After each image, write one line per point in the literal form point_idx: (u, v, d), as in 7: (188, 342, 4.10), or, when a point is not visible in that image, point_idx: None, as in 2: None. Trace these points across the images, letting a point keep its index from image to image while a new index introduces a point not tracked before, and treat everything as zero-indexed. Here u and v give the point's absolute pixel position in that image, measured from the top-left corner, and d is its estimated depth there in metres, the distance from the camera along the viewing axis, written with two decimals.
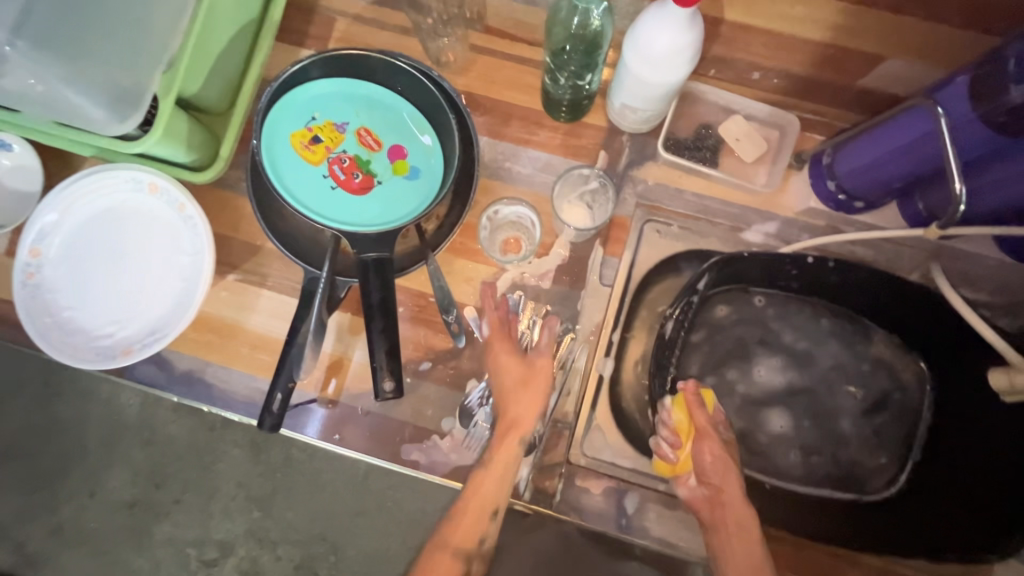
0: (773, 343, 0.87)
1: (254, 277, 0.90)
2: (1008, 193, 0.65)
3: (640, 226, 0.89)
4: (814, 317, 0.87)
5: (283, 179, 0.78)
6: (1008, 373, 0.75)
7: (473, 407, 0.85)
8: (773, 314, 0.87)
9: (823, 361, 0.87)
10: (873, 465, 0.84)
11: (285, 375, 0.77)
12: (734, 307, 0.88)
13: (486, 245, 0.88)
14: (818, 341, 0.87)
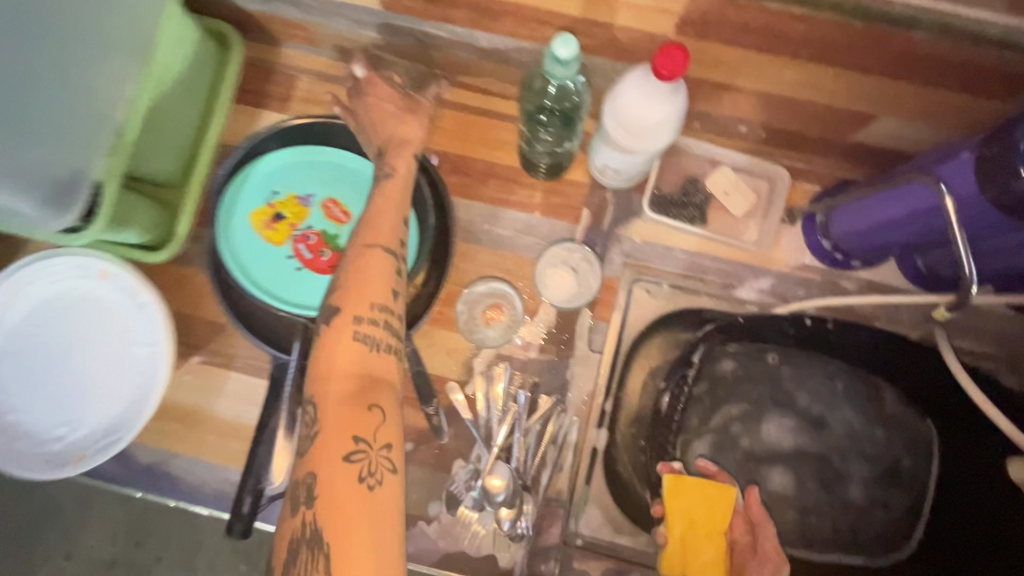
0: (788, 406, 0.83)
1: (220, 358, 0.84)
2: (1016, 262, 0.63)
3: (629, 287, 0.84)
4: (828, 378, 0.83)
5: (247, 266, 0.73)
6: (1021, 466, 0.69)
7: (460, 493, 0.80)
8: (789, 373, 0.82)
9: (835, 426, 0.82)
10: (885, 530, 0.81)
11: (253, 478, 0.72)
12: (740, 366, 0.83)
13: (465, 323, 0.84)
14: (831, 401, 0.83)
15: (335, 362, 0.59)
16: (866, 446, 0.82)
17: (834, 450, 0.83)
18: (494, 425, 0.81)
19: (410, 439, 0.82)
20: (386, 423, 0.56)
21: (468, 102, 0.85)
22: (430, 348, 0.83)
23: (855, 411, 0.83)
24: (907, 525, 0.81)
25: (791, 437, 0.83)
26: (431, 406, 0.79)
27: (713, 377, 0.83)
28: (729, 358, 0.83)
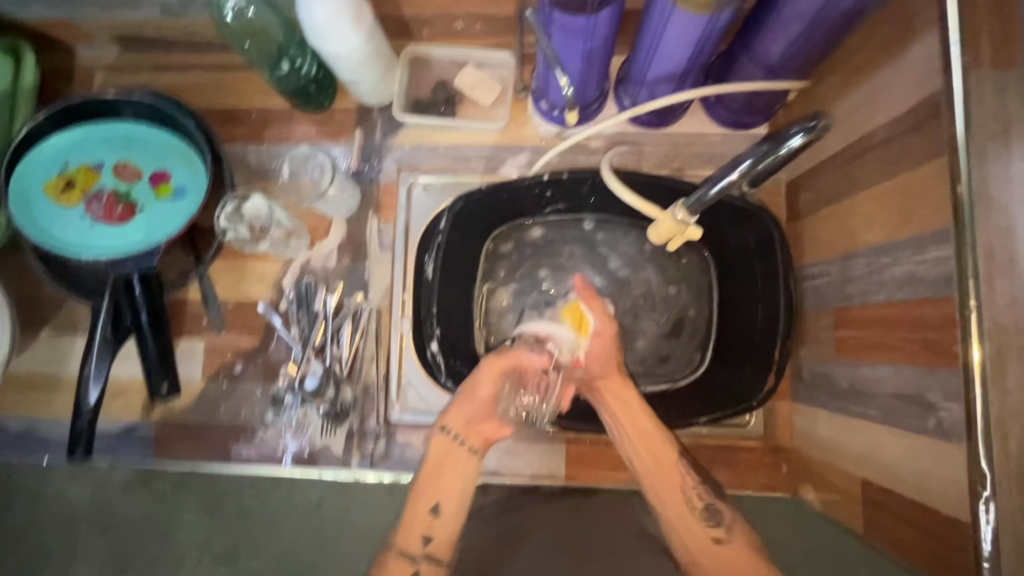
0: (599, 266, 0.91)
1: (66, 327, 0.94)
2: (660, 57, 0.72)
3: (407, 188, 0.93)
4: (639, 240, 0.90)
5: (46, 227, 0.84)
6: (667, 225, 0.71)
7: (283, 395, 0.89)
8: (602, 238, 0.92)
9: (638, 286, 0.90)
10: (671, 361, 0.88)
11: (83, 402, 0.81)
12: (553, 230, 0.92)
13: (237, 242, 0.89)
14: (631, 255, 0.91)
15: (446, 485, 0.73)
16: (669, 289, 0.90)
17: (640, 305, 0.90)
18: (304, 330, 0.90)
19: (239, 360, 0.92)
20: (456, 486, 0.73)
21: (239, 61, 0.96)
22: (243, 278, 0.93)
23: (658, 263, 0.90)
24: (696, 347, 0.87)
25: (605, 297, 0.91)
26: (212, 305, 0.91)
27: (523, 242, 0.92)
28: (541, 227, 0.92)
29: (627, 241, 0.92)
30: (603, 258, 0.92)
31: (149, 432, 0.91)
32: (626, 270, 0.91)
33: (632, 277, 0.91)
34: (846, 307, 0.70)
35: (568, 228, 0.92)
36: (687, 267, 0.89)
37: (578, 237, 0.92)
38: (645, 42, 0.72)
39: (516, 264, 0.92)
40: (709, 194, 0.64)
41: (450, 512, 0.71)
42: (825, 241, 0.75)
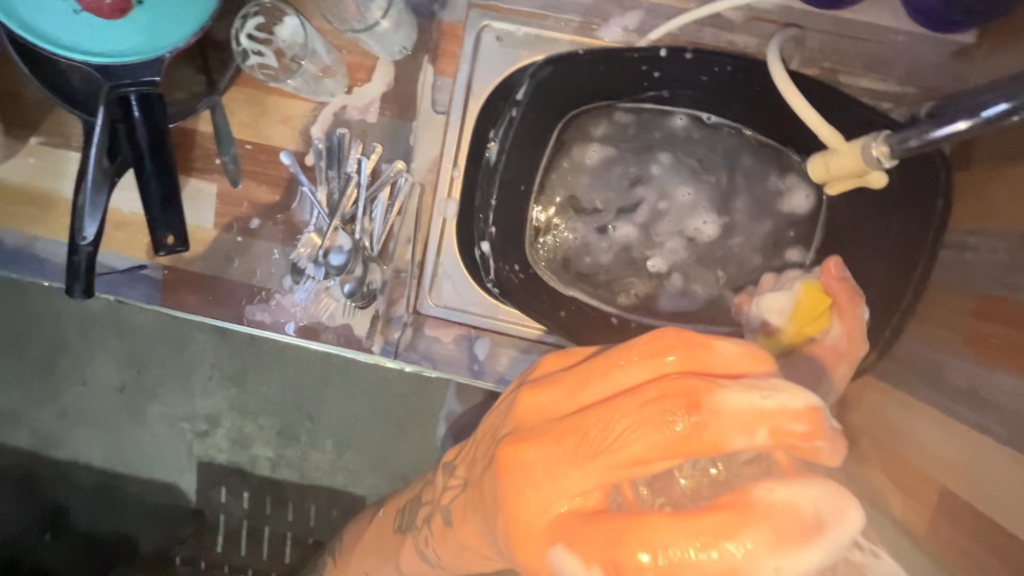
0: (724, 196, 0.75)
1: (58, 139, 0.81)
2: None
3: (476, 34, 0.73)
4: (762, 163, 0.73)
5: (12, 5, 0.64)
6: (826, 159, 0.59)
7: (304, 266, 0.78)
8: (747, 165, 0.74)
9: (741, 230, 0.75)
10: None
11: (76, 234, 0.70)
12: (698, 130, 0.74)
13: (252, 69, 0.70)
14: (757, 186, 0.74)
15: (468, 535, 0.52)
16: (785, 239, 0.74)
17: (740, 244, 0.75)
18: (333, 195, 0.77)
19: (256, 214, 0.80)
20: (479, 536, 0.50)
21: None
22: (264, 115, 0.76)
23: (794, 201, 0.74)
24: None
25: (711, 227, 0.75)
26: (227, 149, 0.76)
27: (654, 130, 0.74)
28: (680, 116, 0.74)
29: (769, 182, 0.74)
30: (732, 181, 0.75)
31: (155, 275, 0.83)
32: (746, 211, 0.75)
33: (748, 222, 0.75)
34: (1004, 298, 0.56)
35: (705, 133, 0.74)
36: (823, 218, 0.73)
37: (715, 144, 0.74)
38: None
39: (618, 148, 0.75)
40: (930, 138, 0.47)
41: (458, 562, 0.56)
42: (999, 208, 0.59)
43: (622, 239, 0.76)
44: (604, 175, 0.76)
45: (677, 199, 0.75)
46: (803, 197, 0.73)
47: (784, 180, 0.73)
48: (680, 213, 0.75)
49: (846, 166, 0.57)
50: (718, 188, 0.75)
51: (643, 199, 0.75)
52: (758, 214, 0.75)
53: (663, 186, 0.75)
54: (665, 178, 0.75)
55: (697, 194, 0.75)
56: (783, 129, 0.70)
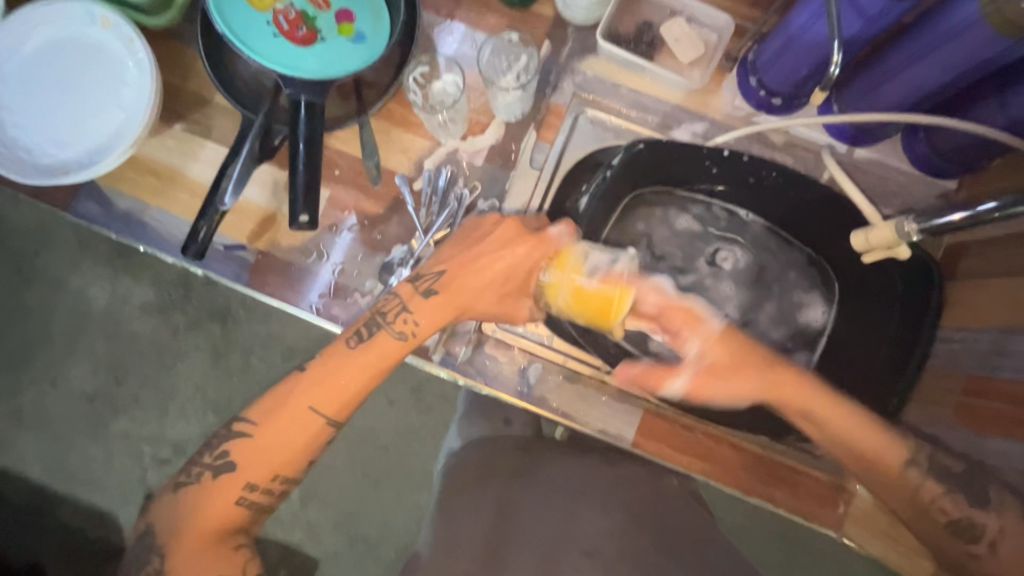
0: (765, 293, 0.89)
1: (199, 129, 0.93)
2: (921, 76, 0.67)
3: (575, 116, 0.91)
4: (799, 268, 0.88)
5: (230, 23, 0.81)
6: (865, 231, 0.75)
7: (394, 265, 0.89)
8: (792, 276, 0.88)
9: (762, 322, 0.88)
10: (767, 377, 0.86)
11: (213, 206, 0.81)
12: (775, 240, 0.89)
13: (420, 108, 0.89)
14: (785, 296, 0.88)
15: (373, 350, 0.72)
16: (800, 338, 0.87)
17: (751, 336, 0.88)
18: (433, 216, 0.89)
19: (358, 221, 0.91)
20: (393, 338, 0.73)
21: None
22: (387, 143, 0.91)
23: (812, 313, 0.87)
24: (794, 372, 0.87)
25: (729, 319, 0.88)
26: (372, 158, 0.88)
27: (719, 222, 0.90)
28: (757, 225, 0.89)
29: (812, 293, 0.87)
30: (768, 286, 0.89)
31: (247, 258, 0.91)
32: (771, 315, 0.88)
33: (768, 324, 0.88)
34: (987, 377, 0.70)
35: (771, 237, 0.89)
36: (831, 337, 0.85)
37: (777, 250, 0.89)
38: (908, 46, 0.66)
39: (702, 227, 0.90)
40: (937, 224, 0.65)
41: (332, 387, 0.70)
42: (985, 312, 0.74)
43: (665, 289, 0.90)
44: (683, 240, 0.90)
45: (716, 288, 0.89)
46: (820, 312, 0.87)
47: (806, 295, 0.87)
48: (718, 297, 0.89)
49: (882, 235, 0.73)
50: (752, 288, 0.89)
51: (697, 272, 0.90)
52: (780, 321, 0.88)
53: (716, 268, 0.90)
54: (718, 264, 0.90)
55: (737, 292, 0.89)
56: (813, 232, 0.86)
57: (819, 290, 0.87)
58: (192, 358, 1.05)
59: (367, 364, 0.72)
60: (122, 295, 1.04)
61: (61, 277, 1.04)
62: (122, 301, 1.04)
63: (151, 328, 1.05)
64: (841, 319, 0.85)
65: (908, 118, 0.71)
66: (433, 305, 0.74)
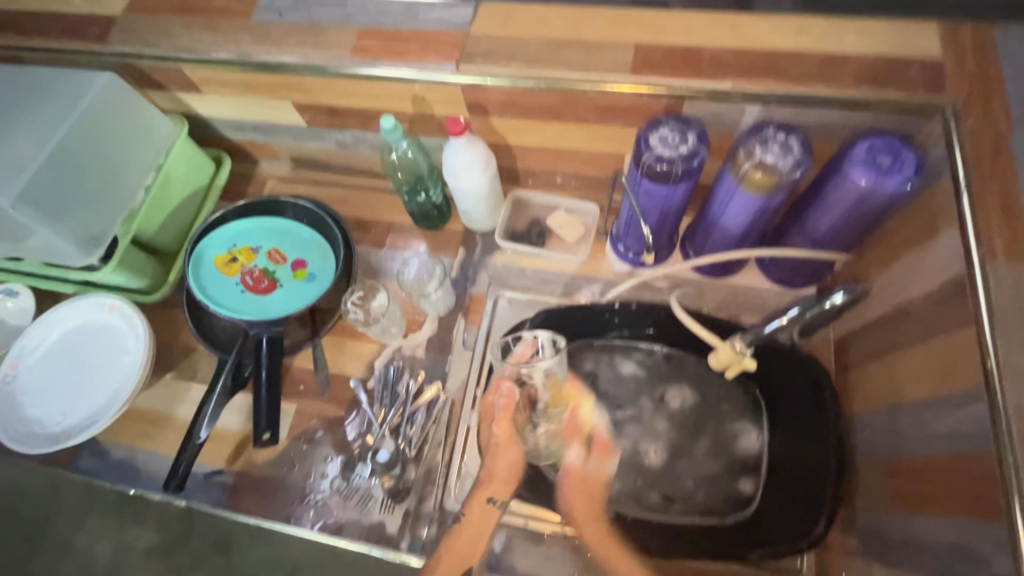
0: (707, 427, 0.94)
1: (186, 373, 1.10)
2: (730, 223, 0.85)
3: (494, 299, 1.09)
4: (731, 394, 0.95)
5: (208, 290, 1.04)
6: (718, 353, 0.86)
7: (357, 461, 0.99)
8: (727, 408, 0.95)
9: (702, 454, 0.93)
10: (715, 506, 0.90)
11: (191, 441, 0.93)
12: (712, 371, 0.96)
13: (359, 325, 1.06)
14: (719, 429, 0.94)
15: (462, 537, 0.87)
16: (738, 467, 0.91)
17: (684, 467, 0.93)
18: (386, 410, 1.01)
19: (322, 426, 1.02)
20: (468, 523, 0.88)
21: (378, 186, 1.19)
22: (341, 353, 1.07)
23: (747, 441, 0.93)
24: (745, 501, 0.89)
25: (658, 456, 0.94)
26: (320, 371, 1.04)
27: (653, 365, 0.98)
28: (694, 362, 0.97)
29: (748, 420, 0.93)
30: (703, 423, 0.95)
31: (227, 481, 1.00)
32: (708, 449, 0.93)
33: (706, 457, 0.93)
34: (896, 458, 0.75)
35: (704, 370, 0.96)
36: (772, 458, 0.90)
37: (710, 382, 0.96)
38: (712, 208, 0.85)
39: (647, 373, 0.98)
40: (764, 332, 0.82)
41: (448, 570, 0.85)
42: (875, 394, 0.82)
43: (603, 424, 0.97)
44: (627, 383, 0.98)
45: (650, 425, 0.96)
46: (754, 437, 0.92)
47: (736, 424, 0.94)
48: (651, 434, 0.95)
49: (727, 349, 0.83)
50: (686, 427, 0.95)
51: (640, 411, 0.97)
52: (716, 455, 0.93)
53: (655, 407, 0.96)
54: (667, 403, 0.96)
55: (671, 430, 0.95)
56: None
57: (749, 417, 0.94)
58: None
59: (470, 536, 0.87)
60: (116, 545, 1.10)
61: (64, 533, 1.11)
62: (125, 552, 1.03)
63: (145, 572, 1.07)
64: (773, 442, 0.91)
65: (739, 253, 0.88)
66: (483, 507, 0.89)
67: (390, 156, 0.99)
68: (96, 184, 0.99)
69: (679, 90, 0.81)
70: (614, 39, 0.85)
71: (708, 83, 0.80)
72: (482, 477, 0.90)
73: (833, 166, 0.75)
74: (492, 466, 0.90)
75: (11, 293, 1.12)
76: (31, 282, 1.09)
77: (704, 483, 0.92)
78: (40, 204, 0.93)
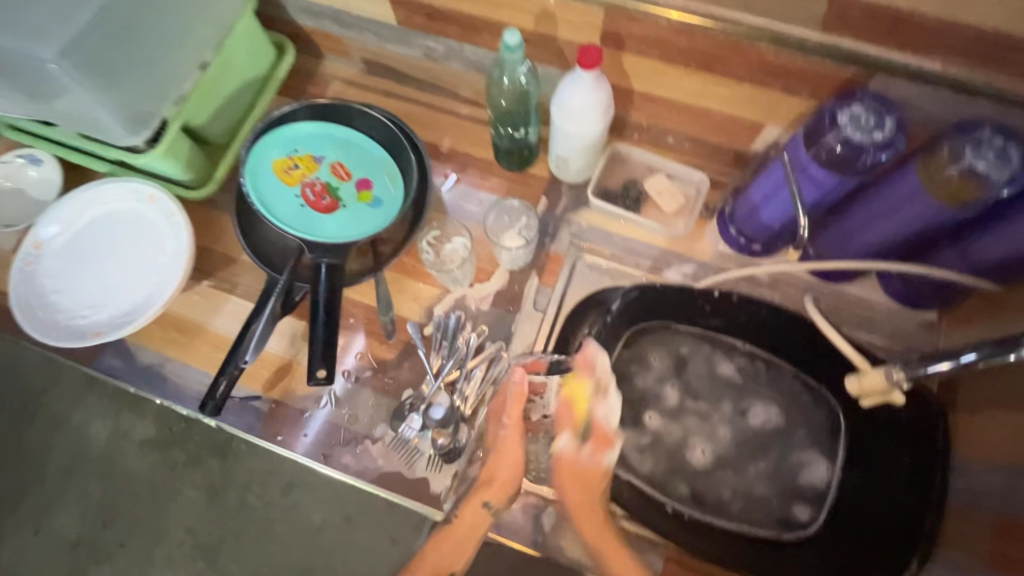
0: (775, 449, 0.88)
1: (225, 284, 0.99)
2: (881, 229, 0.74)
3: (573, 262, 0.99)
4: (815, 417, 0.88)
5: (264, 200, 0.92)
6: (858, 376, 0.80)
7: (406, 412, 0.90)
8: (802, 434, 0.88)
9: (754, 474, 0.88)
10: (766, 522, 0.85)
11: (234, 361, 0.84)
12: (807, 394, 0.88)
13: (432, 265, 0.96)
14: (783, 456, 0.88)
15: (446, 541, 0.83)
16: (792, 497, 0.86)
17: (727, 478, 0.88)
18: (442, 361, 0.93)
19: (370, 367, 0.94)
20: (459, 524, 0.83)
21: (458, 110, 1.05)
22: (399, 293, 0.97)
23: (813, 473, 0.86)
24: (801, 527, 0.84)
25: (704, 456, 0.89)
26: (388, 313, 0.94)
27: (748, 371, 0.90)
28: (789, 376, 0.89)
29: (824, 454, 0.86)
30: (768, 446, 0.89)
31: (263, 408, 0.93)
32: (766, 473, 0.87)
33: (760, 480, 0.87)
34: (1012, 519, 0.68)
35: (798, 385, 0.89)
36: (837, 495, 0.84)
37: (793, 402, 0.89)
38: (865, 208, 0.74)
39: (741, 380, 0.91)
40: (924, 372, 0.72)
41: (425, 574, 0.81)
42: (991, 443, 0.75)
43: (667, 403, 0.91)
44: (717, 384, 0.91)
45: (712, 427, 0.90)
46: (822, 471, 0.85)
47: (804, 454, 0.87)
48: (710, 437, 0.90)
49: (879, 375, 0.77)
50: (747, 444, 0.89)
51: (716, 415, 0.90)
52: (771, 479, 0.87)
53: (728, 415, 0.90)
54: (744, 417, 0.90)
55: (732, 440, 0.89)
56: (819, 368, 0.88)
57: (821, 447, 0.87)
58: (188, 497, 0.96)
59: (457, 538, 0.83)
60: (121, 430, 1.00)
61: (66, 414, 1.02)
62: (122, 437, 1.00)
63: (148, 465, 0.98)
64: (843, 480, 0.84)
65: (880, 264, 0.77)
66: (473, 514, 0.83)
67: (498, 78, 0.86)
68: (150, 53, 0.84)
69: (869, 61, 0.68)
70: None
71: (910, 58, 0.67)
72: (480, 483, 0.84)
73: None
74: (490, 470, 0.84)
75: (34, 159, 0.99)
76: (58, 153, 0.95)
77: (744, 497, 0.87)
78: (86, 65, 0.79)
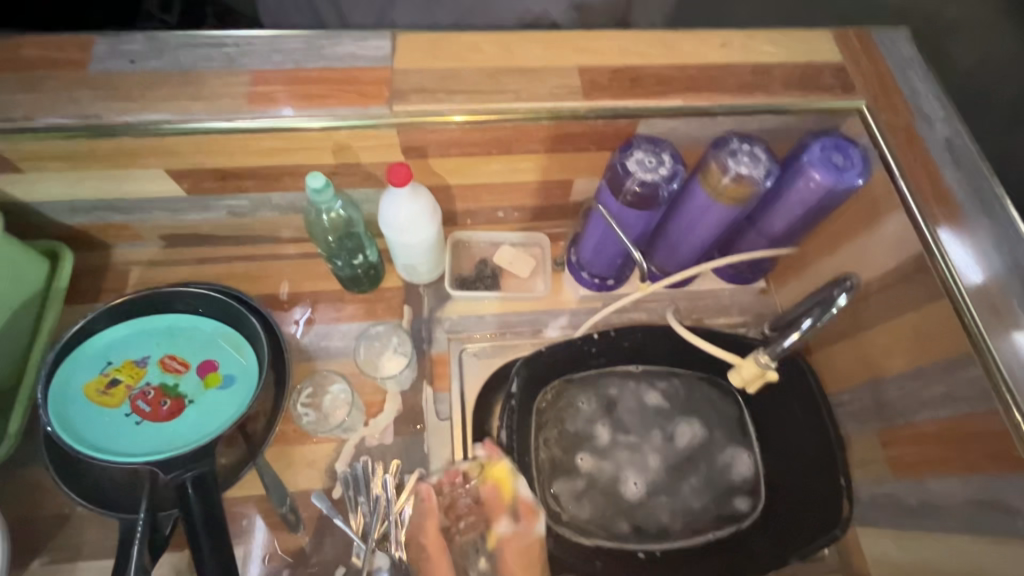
0: (702, 457, 0.94)
1: (65, 552, 0.80)
2: (701, 234, 0.84)
3: (458, 357, 0.96)
4: (727, 413, 0.95)
5: (84, 435, 0.77)
6: (737, 368, 0.86)
7: None
8: (720, 435, 0.94)
9: (687, 489, 0.92)
10: (706, 527, 0.89)
11: None
12: (715, 391, 0.96)
13: (314, 426, 0.89)
14: (711, 464, 0.93)
15: None
16: (728, 501, 0.90)
17: (664, 502, 0.91)
18: (364, 520, 0.83)
19: (287, 565, 0.82)
20: None
21: (286, 253, 1.00)
22: (291, 466, 0.87)
23: (739, 466, 0.92)
24: (736, 517, 0.89)
25: (638, 488, 0.91)
26: (286, 503, 0.83)
27: (666, 394, 0.96)
28: (693, 379, 0.97)
29: (743, 444, 0.93)
30: (696, 460, 0.94)
31: None
32: (700, 485, 0.92)
33: (694, 494, 0.91)
34: (892, 427, 0.81)
35: (704, 387, 0.97)
36: (764, 480, 0.91)
37: (705, 408, 0.96)
38: (679, 222, 0.84)
39: (670, 405, 0.96)
40: (784, 346, 0.81)
41: None
42: (846, 369, 0.88)
43: (600, 441, 0.94)
44: (647, 415, 0.96)
45: (643, 458, 0.93)
46: (747, 462, 0.92)
47: (727, 453, 0.93)
48: (642, 467, 0.93)
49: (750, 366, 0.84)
50: (678, 464, 0.94)
51: (648, 442, 0.94)
52: (704, 489, 0.92)
53: (659, 440, 0.95)
54: (673, 440, 0.95)
55: (660, 465, 0.93)
56: (705, 364, 0.97)
57: (737, 440, 0.94)
58: None
59: None
60: None
61: None
62: None
63: None
64: (764, 462, 0.92)
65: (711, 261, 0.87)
66: None
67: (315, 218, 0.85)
68: None
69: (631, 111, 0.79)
70: (555, 63, 0.80)
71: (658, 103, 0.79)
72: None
73: (788, 165, 0.79)
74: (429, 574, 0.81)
75: None
76: None
77: (682, 515, 0.90)
78: None
